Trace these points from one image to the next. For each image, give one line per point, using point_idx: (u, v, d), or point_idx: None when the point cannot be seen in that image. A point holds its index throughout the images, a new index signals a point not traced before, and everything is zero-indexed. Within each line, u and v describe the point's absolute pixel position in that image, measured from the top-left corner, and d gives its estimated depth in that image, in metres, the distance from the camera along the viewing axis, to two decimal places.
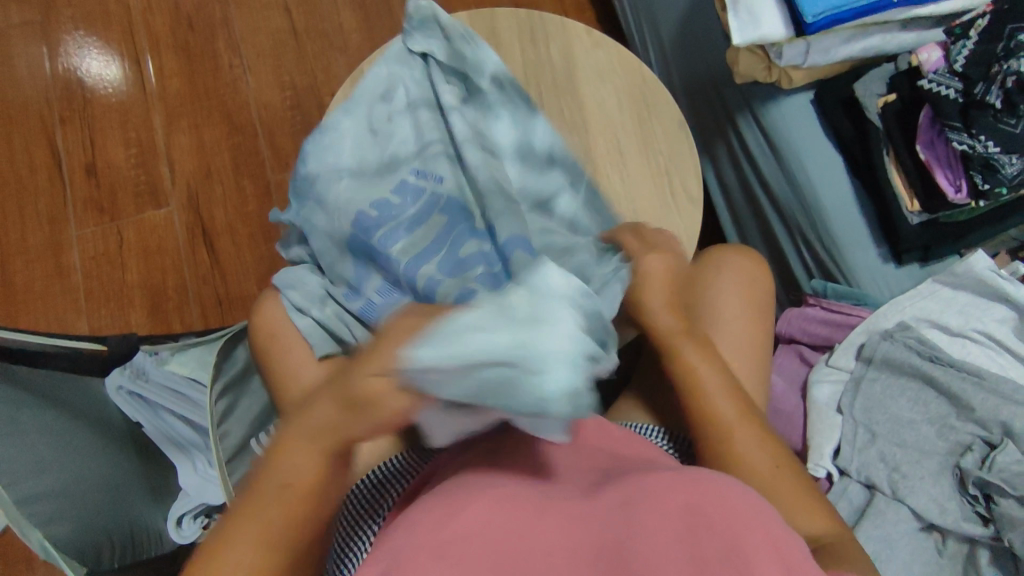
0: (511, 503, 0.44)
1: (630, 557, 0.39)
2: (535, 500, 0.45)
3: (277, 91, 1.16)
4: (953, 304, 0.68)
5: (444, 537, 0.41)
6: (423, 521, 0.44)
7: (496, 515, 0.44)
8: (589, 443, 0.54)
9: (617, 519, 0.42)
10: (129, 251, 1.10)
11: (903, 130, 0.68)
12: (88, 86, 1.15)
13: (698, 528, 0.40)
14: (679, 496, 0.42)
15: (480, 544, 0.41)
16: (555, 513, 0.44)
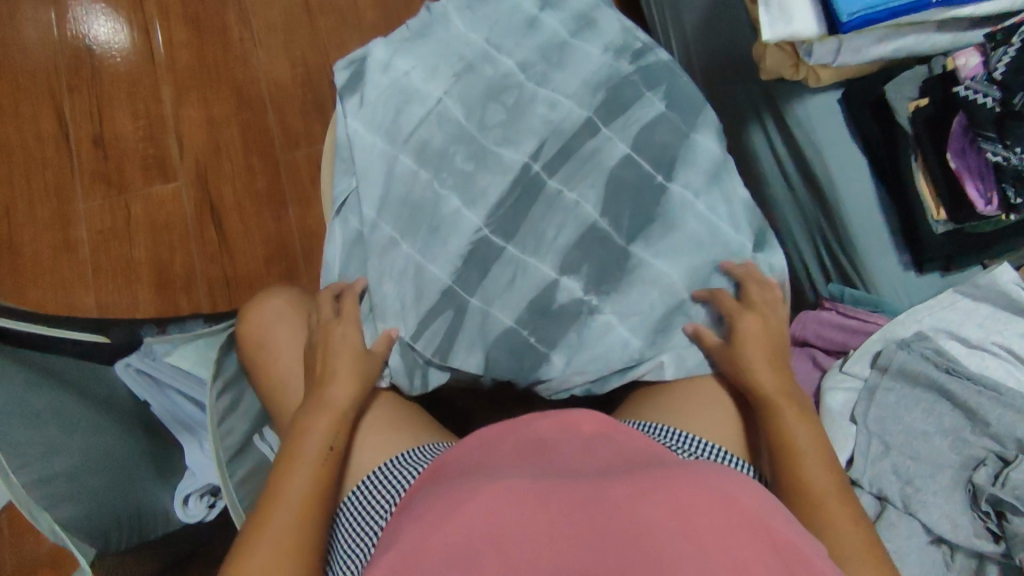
0: (513, 494, 0.45)
1: (641, 547, 0.40)
2: (536, 491, 0.45)
3: (289, 68, 1.13)
4: (974, 316, 0.67)
5: (452, 531, 0.43)
6: (434, 516, 0.45)
7: (507, 506, 0.44)
8: (594, 435, 0.53)
9: (619, 508, 0.43)
10: (136, 226, 1.08)
11: (933, 138, 0.66)
12: (96, 53, 1.13)
13: (708, 525, 0.41)
14: (688, 495, 0.43)
15: (483, 537, 0.42)
16: (568, 504, 0.44)
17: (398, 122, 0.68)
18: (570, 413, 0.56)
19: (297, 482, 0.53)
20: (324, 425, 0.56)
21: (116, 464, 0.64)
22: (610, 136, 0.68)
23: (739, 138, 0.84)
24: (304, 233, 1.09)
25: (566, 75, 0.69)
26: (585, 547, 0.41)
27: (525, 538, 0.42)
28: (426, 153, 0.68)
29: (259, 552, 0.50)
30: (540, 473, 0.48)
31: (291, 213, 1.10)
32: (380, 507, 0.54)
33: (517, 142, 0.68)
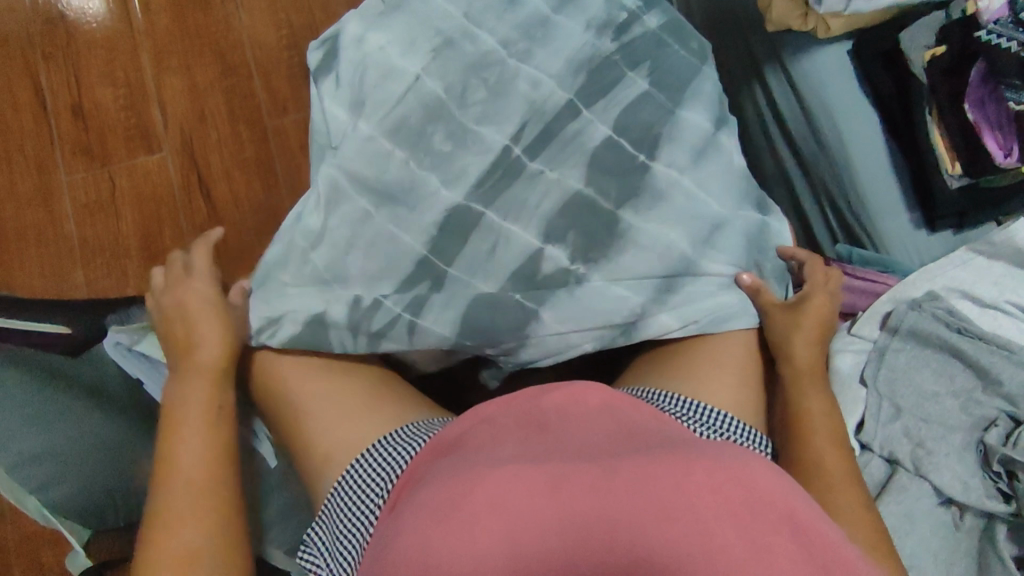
0: (519, 482, 0.44)
1: (656, 537, 0.39)
2: (543, 476, 0.44)
3: (272, 31, 1.08)
4: (987, 275, 0.65)
5: (459, 524, 0.42)
6: (438, 504, 0.44)
7: (511, 491, 0.43)
8: (599, 409, 0.52)
9: (631, 493, 0.42)
10: (122, 199, 1.05)
11: (950, 88, 0.64)
12: (70, 18, 1.08)
13: (724, 510, 0.40)
14: (702, 478, 0.42)
15: (491, 531, 0.41)
16: (580, 488, 0.43)
17: (383, 83, 0.64)
18: (575, 387, 0.54)
19: (189, 441, 0.55)
20: (204, 387, 0.58)
21: (106, 441, 0.63)
22: (593, 118, 0.65)
23: (742, 95, 0.80)
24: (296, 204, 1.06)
25: (558, 40, 0.67)
26: (601, 537, 0.40)
27: (537, 528, 0.41)
28: (399, 123, 0.63)
29: (169, 517, 0.51)
30: (546, 454, 0.46)
31: (282, 184, 1.07)
32: (373, 488, 0.53)
33: (501, 120, 0.64)
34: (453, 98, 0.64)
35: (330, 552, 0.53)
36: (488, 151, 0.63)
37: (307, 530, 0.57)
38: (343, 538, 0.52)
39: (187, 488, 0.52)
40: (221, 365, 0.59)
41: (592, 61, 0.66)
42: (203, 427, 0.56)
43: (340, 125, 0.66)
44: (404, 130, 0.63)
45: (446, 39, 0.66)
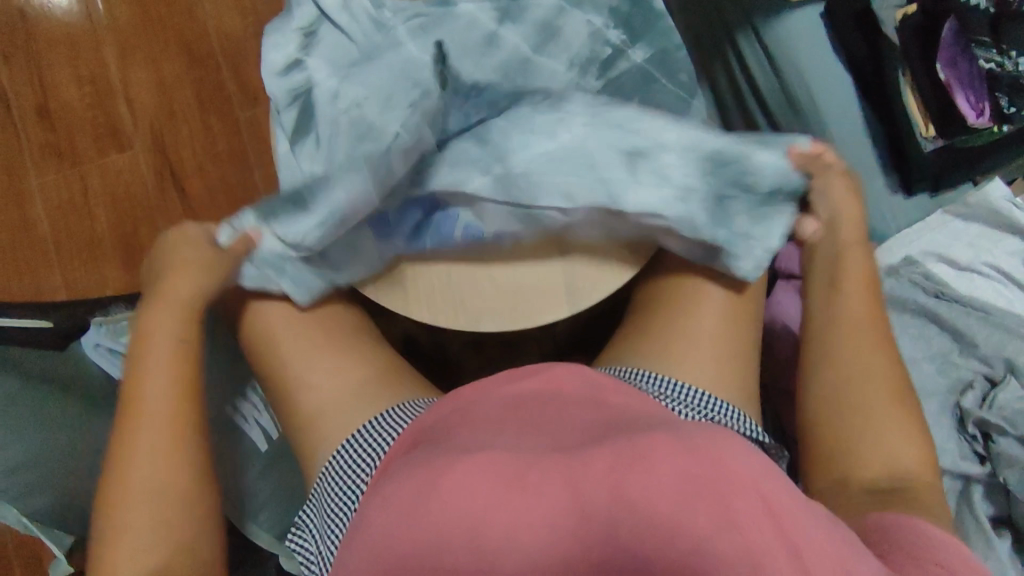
0: (492, 470, 0.44)
1: (628, 526, 0.39)
2: (515, 464, 0.44)
3: (238, 19, 1.06)
4: (962, 237, 0.65)
5: (431, 510, 0.43)
6: (411, 492, 0.44)
7: (484, 479, 0.43)
8: (575, 395, 0.51)
9: (603, 479, 0.41)
10: (95, 200, 1.04)
11: (921, 46, 0.62)
12: (29, 15, 1.05)
13: (697, 490, 0.39)
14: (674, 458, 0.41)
15: (461, 520, 0.42)
16: (548, 478, 0.43)
17: (349, 73, 0.63)
18: (553, 373, 0.54)
19: (147, 379, 0.52)
20: (167, 322, 0.55)
21: (88, 446, 0.63)
22: (595, 130, 0.57)
23: (716, 62, 0.78)
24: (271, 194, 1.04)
25: (527, 15, 0.64)
26: (566, 524, 0.40)
27: (501, 517, 0.41)
28: (367, 127, 0.60)
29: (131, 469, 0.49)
30: (518, 444, 0.46)
31: (256, 176, 1.05)
32: (358, 474, 0.52)
33: (464, 100, 0.62)
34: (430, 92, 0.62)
35: (319, 537, 0.53)
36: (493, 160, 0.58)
37: (299, 515, 0.57)
38: (330, 524, 0.52)
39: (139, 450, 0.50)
40: (193, 300, 0.56)
41: (563, 35, 0.64)
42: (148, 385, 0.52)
43: (295, 113, 0.63)
44: (377, 127, 0.60)
45: (407, 21, 0.64)
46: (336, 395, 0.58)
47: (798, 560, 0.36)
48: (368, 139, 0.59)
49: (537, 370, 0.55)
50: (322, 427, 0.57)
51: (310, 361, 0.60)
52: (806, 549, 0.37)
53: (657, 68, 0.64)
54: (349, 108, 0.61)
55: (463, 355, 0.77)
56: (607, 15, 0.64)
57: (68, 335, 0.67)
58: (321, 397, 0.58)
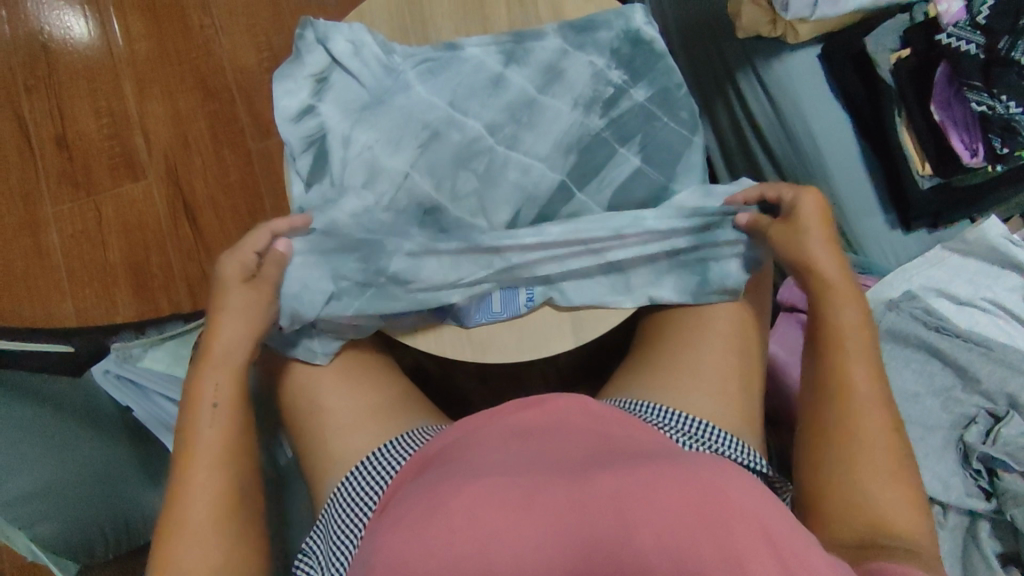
0: (496, 501, 0.44)
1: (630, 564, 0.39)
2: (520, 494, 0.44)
3: (252, 54, 1.09)
4: (962, 273, 0.66)
5: (433, 539, 0.43)
6: (414, 519, 0.45)
7: (487, 510, 0.43)
8: (577, 425, 0.52)
9: (605, 512, 0.42)
10: (109, 228, 1.06)
11: (916, 89, 0.64)
12: (52, 51, 1.08)
13: (699, 527, 0.40)
14: (675, 496, 0.41)
15: (464, 549, 0.42)
16: (547, 501, 0.43)
17: (361, 116, 0.65)
18: (556, 403, 0.54)
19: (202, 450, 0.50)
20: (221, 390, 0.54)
21: (97, 474, 0.63)
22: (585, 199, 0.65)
23: (717, 100, 0.80)
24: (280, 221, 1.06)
25: (531, 58, 0.66)
26: (563, 545, 0.41)
27: (506, 543, 0.42)
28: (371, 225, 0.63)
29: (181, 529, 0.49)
30: (521, 471, 0.46)
31: (266, 205, 1.07)
32: (367, 501, 0.53)
33: (477, 138, 0.65)
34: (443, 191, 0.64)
35: (323, 563, 0.53)
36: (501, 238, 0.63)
37: (305, 541, 0.57)
38: (336, 550, 0.52)
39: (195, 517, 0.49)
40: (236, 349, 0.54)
41: (567, 76, 0.66)
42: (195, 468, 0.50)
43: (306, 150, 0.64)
44: (384, 231, 0.62)
45: (417, 60, 0.66)
46: (348, 418, 0.59)
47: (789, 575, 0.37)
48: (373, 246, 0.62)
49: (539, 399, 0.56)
50: (331, 455, 0.58)
51: (337, 386, 0.61)
52: (797, 564, 0.38)
53: (658, 106, 0.66)
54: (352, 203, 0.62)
55: (468, 384, 0.78)
56: (609, 56, 0.67)
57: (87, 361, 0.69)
58: (335, 421, 0.59)
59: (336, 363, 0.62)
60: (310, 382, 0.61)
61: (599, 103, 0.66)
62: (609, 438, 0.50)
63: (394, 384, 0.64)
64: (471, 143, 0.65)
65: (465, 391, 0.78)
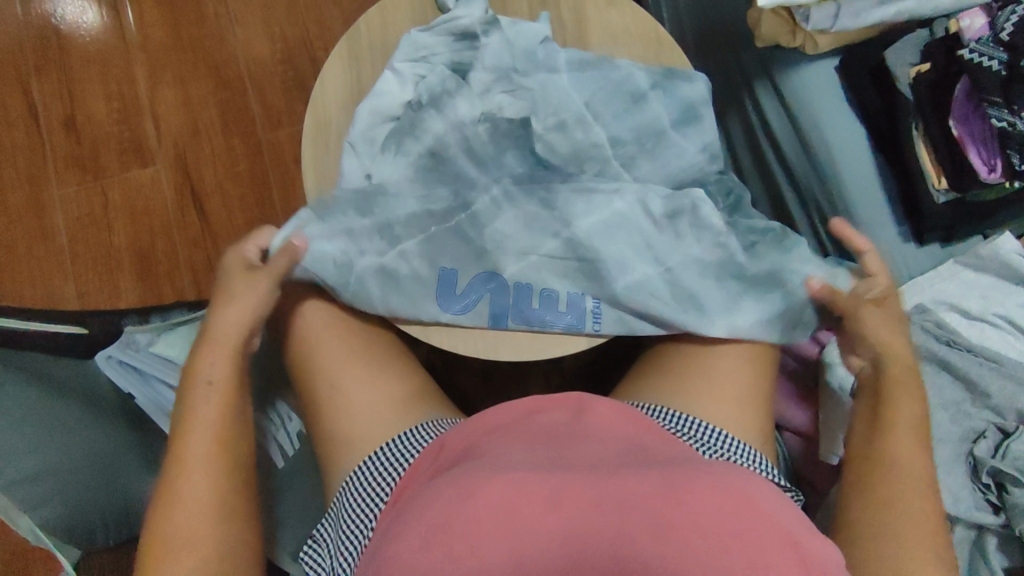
0: (536, 490, 0.43)
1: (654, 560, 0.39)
2: (554, 482, 0.44)
3: (266, 45, 1.09)
4: (974, 287, 0.66)
5: (454, 524, 0.42)
6: (441, 502, 0.44)
7: (520, 498, 0.43)
8: (606, 428, 0.51)
9: (635, 507, 0.41)
10: (115, 212, 1.05)
11: (936, 104, 0.65)
12: (64, 33, 1.08)
13: (728, 534, 0.40)
14: (704, 498, 0.42)
15: (487, 528, 0.41)
16: (581, 498, 0.42)
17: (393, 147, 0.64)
18: (591, 402, 0.54)
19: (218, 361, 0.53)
20: (205, 422, 0.51)
21: (96, 457, 0.62)
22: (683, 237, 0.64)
23: None
24: (288, 214, 1.06)
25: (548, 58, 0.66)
26: (592, 536, 0.40)
27: (534, 527, 0.41)
28: (433, 193, 0.63)
29: (191, 517, 0.48)
30: (552, 465, 0.46)
31: (274, 197, 1.06)
32: (380, 489, 0.53)
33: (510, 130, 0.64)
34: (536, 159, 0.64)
35: (332, 550, 0.53)
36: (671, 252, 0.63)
37: (318, 526, 0.57)
38: (345, 541, 0.51)
39: (184, 471, 0.49)
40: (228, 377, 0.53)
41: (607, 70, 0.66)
42: (209, 390, 0.52)
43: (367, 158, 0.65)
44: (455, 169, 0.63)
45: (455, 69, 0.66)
46: (367, 409, 0.59)
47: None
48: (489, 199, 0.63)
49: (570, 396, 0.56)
50: (352, 440, 0.58)
51: (354, 369, 0.61)
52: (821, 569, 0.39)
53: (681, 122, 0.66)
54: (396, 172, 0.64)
55: (471, 382, 0.78)
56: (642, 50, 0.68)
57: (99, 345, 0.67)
58: (352, 409, 0.59)
59: (368, 346, 0.63)
60: (352, 361, 0.61)
61: (626, 96, 0.66)
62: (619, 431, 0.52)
63: (408, 369, 0.64)
64: (491, 137, 0.64)
65: (470, 390, 0.77)
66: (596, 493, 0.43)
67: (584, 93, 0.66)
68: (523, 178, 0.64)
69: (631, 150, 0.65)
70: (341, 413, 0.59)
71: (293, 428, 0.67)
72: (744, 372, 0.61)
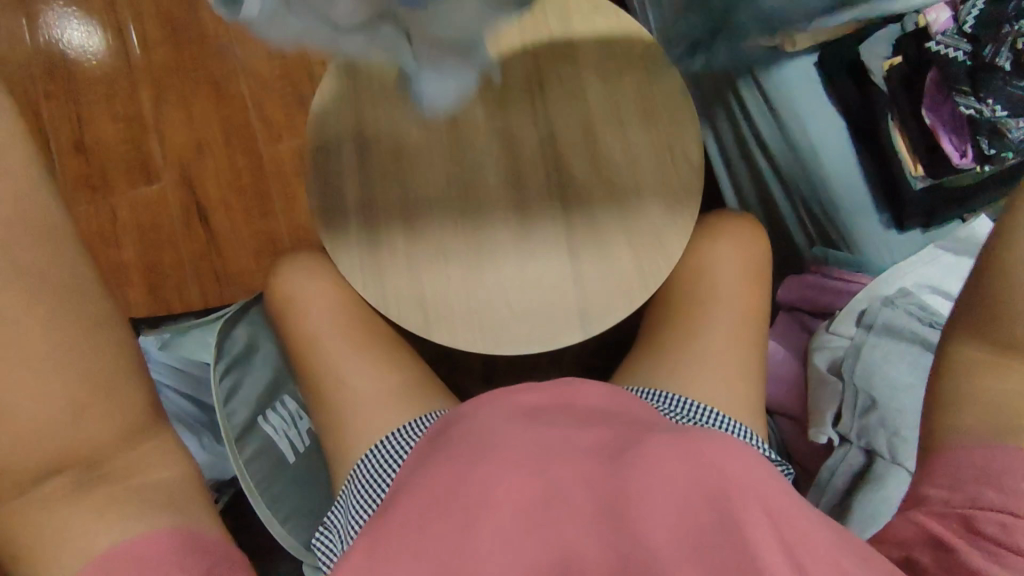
0: (520, 474, 0.46)
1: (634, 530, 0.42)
2: (539, 463, 0.47)
3: (265, 62, 1.12)
4: (953, 269, 0.70)
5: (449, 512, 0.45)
6: (434, 491, 0.47)
7: (506, 485, 0.46)
8: (591, 407, 0.54)
9: (614, 484, 0.45)
10: (123, 229, 1.08)
11: (908, 94, 0.68)
12: (71, 57, 1.11)
13: (700, 500, 0.43)
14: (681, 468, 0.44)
15: (476, 515, 0.45)
16: (567, 480, 0.46)
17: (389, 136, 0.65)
18: (580, 385, 0.56)
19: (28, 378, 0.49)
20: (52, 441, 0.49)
21: None
22: None
23: (717, 104, 0.84)
24: (291, 224, 1.09)
25: None
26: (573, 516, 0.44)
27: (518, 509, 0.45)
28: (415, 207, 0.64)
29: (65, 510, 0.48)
30: (537, 446, 0.48)
31: (277, 208, 1.09)
32: (386, 477, 0.55)
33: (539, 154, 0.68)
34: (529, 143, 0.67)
35: (342, 535, 0.55)
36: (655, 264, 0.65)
37: (328, 513, 0.59)
38: (354, 522, 0.54)
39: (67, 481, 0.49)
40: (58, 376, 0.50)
41: None
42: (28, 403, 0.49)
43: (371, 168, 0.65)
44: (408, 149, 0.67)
45: None
46: (373, 402, 0.62)
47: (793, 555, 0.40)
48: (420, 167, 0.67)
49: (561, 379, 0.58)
50: (359, 432, 0.61)
51: (359, 365, 0.64)
52: (801, 546, 0.41)
53: None
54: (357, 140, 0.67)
55: (473, 377, 0.80)
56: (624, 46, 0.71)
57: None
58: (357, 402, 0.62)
59: (372, 337, 0.66)
60: (356, 356, 0.64)
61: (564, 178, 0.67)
62: (609, 409, 0.54)
63: (412, 364, 0.66)
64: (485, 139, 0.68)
65: (474, 385, 0.80)
66: (582, 479, 0.46)
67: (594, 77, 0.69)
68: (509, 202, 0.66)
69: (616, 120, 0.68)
70: (350, 407, 0.62)
71: (303, 427, 0.68)
72: (731, 349, 0.63)
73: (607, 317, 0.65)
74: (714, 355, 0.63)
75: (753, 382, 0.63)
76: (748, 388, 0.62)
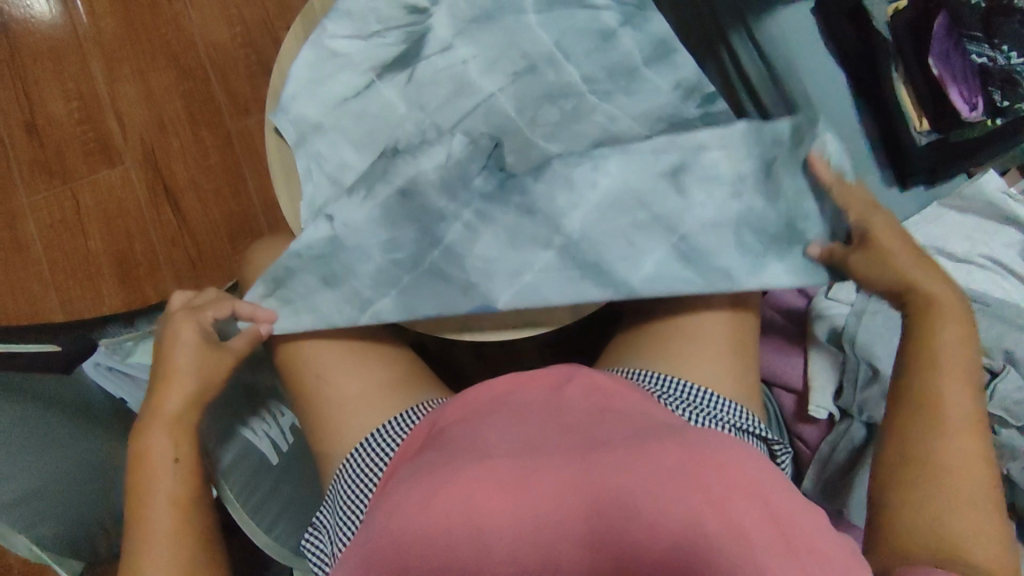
0: (504, 478, 0.44)
1: (625, 537, 0.40)
2: (522, 466, 0.45)
3: (225, 29, 1.04)
4: (959, 229, 0.67)
5: (430, 519, 0.43)
6: (416, 495, 0.45)
7: (490, 489, 0.44)
8: (579, 399, 0.51)
9: (603, 486, 0.43)
10: (88, 217, 1.03)
11: (914, 42, 0.64)
12: (15, 31, 1.04)
13: (695, 501, 0.41)
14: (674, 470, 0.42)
15: (459, 523, 0.43)
16: (553, 484, 0.43)
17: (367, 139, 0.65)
18: (564, 377, 0.54)
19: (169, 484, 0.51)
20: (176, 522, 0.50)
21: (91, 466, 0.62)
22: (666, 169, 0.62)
23: None
24: (265, 204, 1.04)
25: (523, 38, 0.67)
26: (562, 521, 0.42)
27: (503, 513, 0.43)
28: (403, 244, 0.61)
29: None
30: (520, 448, 0.46)
31: (250, 188, 1.04)
32: (371, 480, 0.53)
33: (570, 149, 0.64)
34: (529, 131, 0.64)
35: (331, 539, 0.53)
36: (662, 231, 0.60)
37: (316, 515, 0.57)
38: (342, 526, 0.52)
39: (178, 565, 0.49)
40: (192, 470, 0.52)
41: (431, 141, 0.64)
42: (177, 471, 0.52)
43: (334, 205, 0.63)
44: (400, 141, 0.65)
45: (421, 63, 0.66)
46: (356, 396, 0.59)
47: (789, 553, 0.38)
48: (408, 156, 0.63)
49: (547, 371, 0.55)
50: (343, 430, 0.58)
51: (337, 359, 0.61)
52: (797, 542, 0.39)
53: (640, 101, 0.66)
54: (340, 119, 0.66)
55: (465, 358, 0.78)
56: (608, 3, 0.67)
57: (78, 357, 0.66)
58: (339, 397, 0.59)
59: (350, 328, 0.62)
60: (332, 350, 0.61)
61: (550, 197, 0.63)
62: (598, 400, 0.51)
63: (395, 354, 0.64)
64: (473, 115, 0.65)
65: (465, 367, 0.78)
66: (571, 484, 0.43)
67: (553, 33, 0.67)
68: (492, 193, 0.62)
69: (608, 86, 0.65)
70: (330, 405, 0.59)
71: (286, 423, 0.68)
72: (724, 327, 0.60)
73: (595, 299, 0.62)
74: (706, 334, 0.60)
75: (749, 358, 0.61)
76: (745, 365, 0.60)
